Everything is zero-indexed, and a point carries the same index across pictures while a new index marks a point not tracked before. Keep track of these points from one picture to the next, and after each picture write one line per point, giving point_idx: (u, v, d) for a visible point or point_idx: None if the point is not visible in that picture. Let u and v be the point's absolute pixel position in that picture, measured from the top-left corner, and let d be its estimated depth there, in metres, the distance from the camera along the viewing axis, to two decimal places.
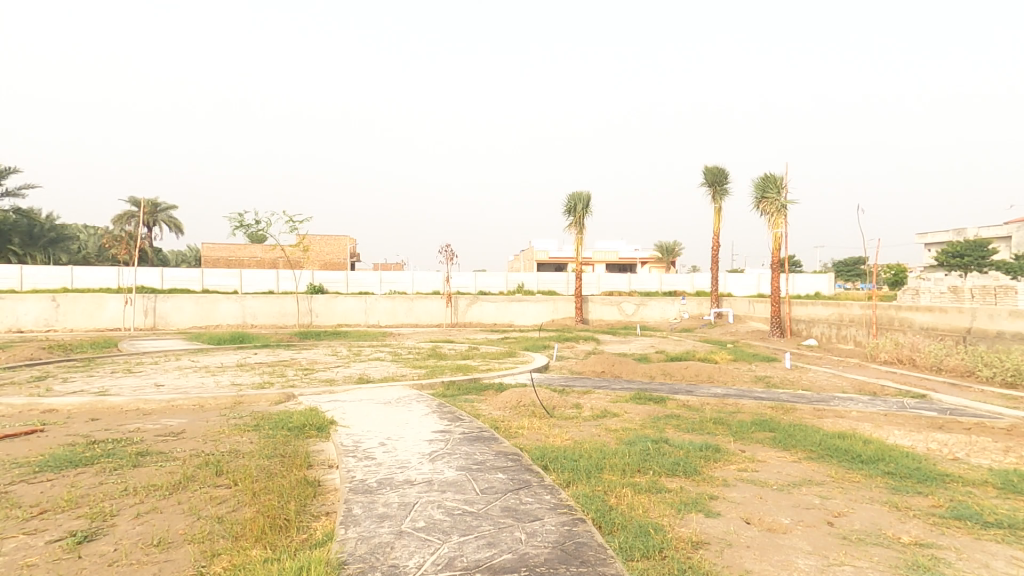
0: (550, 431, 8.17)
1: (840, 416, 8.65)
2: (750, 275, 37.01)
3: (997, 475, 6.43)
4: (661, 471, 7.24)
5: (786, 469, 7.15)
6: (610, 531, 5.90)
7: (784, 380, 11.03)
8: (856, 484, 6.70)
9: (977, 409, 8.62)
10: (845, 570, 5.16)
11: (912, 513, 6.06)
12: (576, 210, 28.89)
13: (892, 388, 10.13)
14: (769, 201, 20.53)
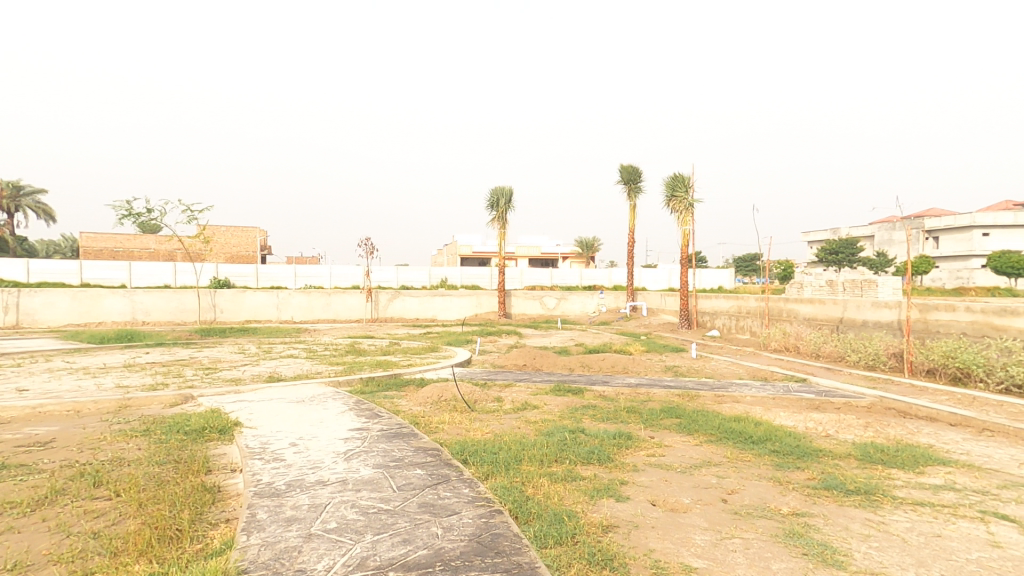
0: (471, 425, 8.21)
1: (736, 401, 9.37)
2: (664, 270, 39.80)
3: (858, 448, 7.27)
4: (576, 460, 7.48)
5: (689, 453, 7.63)
6: (526, 520, 6.00)
7: (690, 369, 11.83)
8: (747, 463, 7.28)
9: (845, 390, 9.67)
10: (734, 542, 5.61)
11: (791, 486, 6.69)
12: (499, 206, 29.09)
13: (780, 373, 11.16)
14: (678, 200, 21.67)
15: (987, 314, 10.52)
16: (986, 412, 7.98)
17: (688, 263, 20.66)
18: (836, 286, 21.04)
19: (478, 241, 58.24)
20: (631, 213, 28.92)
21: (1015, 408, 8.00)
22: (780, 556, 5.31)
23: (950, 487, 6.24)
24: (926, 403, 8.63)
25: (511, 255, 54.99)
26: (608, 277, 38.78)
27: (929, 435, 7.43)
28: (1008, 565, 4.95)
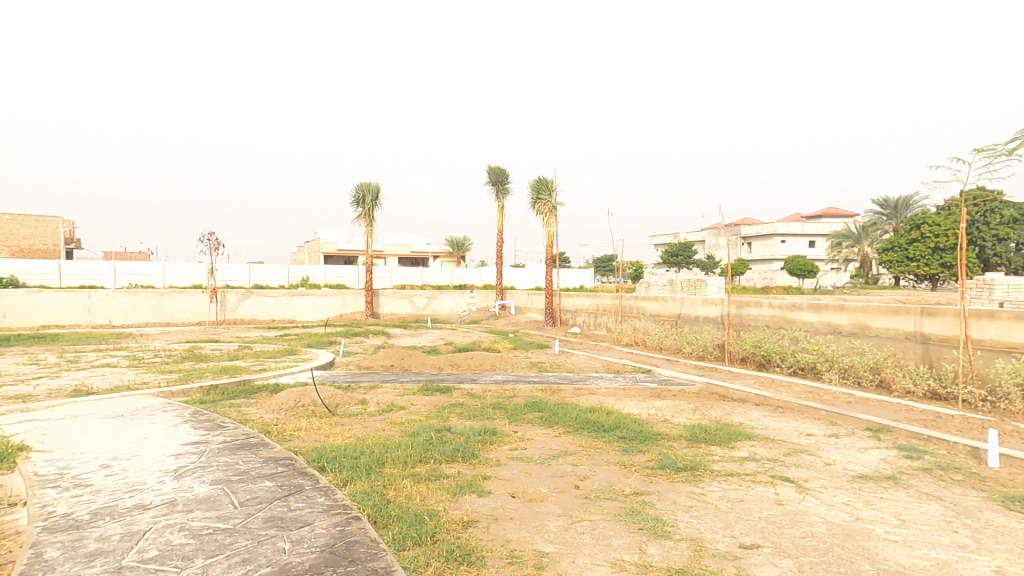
0: (331, 430, 7.85)
1: (592, 393, 10.11)
2: (529, 271, 42.07)
3: (688, 429, 8.20)
4: (441, 459, 7.46)
5: (548, 444, 8.01)
6: (385, 524, 5.80)
7: (553, 365, 12.52)
8: (599, 450, 7.84)
9: (680, 377, 10.97)
10: (583, 524, 6.01)
11: (634, 468, 7.34)
12: (365, 202, 28.13)
13: (630, 365, 12.26)
14: (543, 202, 22.50)
15: (783, 309, 11.75)
16: (780, 392, 9.52)
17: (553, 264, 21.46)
18: (675, 285, 23.57)
19: (340, 238, 55.03)
20: (499, 213, 29.32)
21: (799, 387, 9.58)
22: (620, 533, 5.79)
23: (752, 457, 7.34)
24: (742, 386, 10.06)
25: (379, 253, 53.78)
26: (478, 277, 39.71)
27: (741, 415, 8.65)
28: (787, 518, 5.98)
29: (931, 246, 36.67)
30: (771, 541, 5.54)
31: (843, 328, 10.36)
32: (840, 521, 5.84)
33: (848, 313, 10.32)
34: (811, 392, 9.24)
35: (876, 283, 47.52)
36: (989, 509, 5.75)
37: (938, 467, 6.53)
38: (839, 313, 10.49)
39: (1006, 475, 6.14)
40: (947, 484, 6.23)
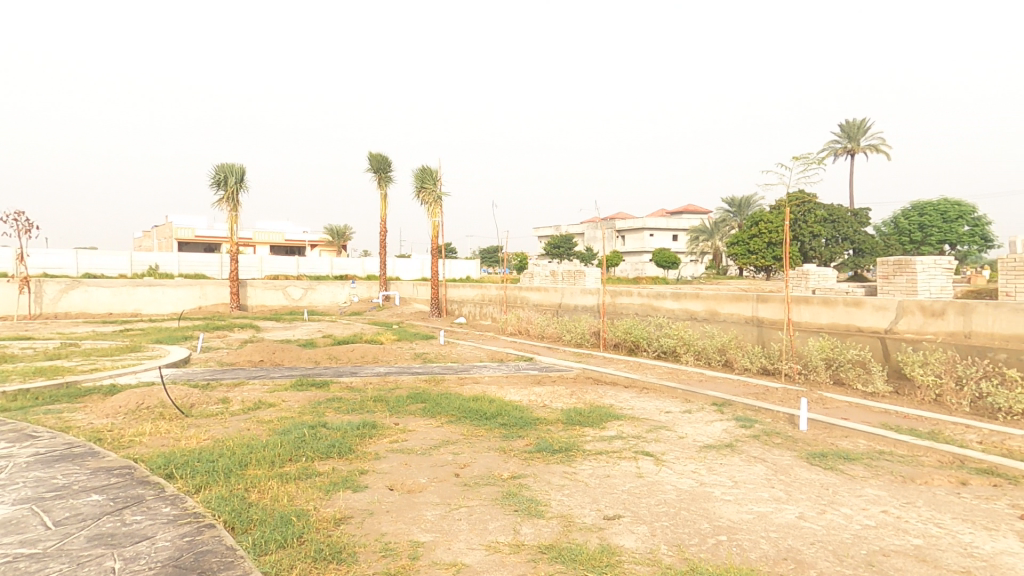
0: (183, 433, 7.19)
1: (476, 381, 10.32)
2: (415, 261, 41.93)
3: (565, 413, 8.62)
4: (314, 456, 7.10)
5: (430, 435, 7.98)
6: (245, 530, 5.34)
7: (438, 355, 12.53)
8: (480, 437, 7.98)
9: (560, 364, 11.53)
10: (460, 511, 6.07)
11: (512, 453, 7.57)
12: (228, 183, 26.04)
13: (514, 354, 12.63)
14: (427, 191, 22.01)
15: (651, 298, 12.88)
16: (645, 374, 10.39)
17: (439, 254, 21.07)
18: (556, 275, 23.88)
19: (199, 225, 49.95)
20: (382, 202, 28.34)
21: (662, 369, 10.53)
22: (496, 516, 5.94)
23: (619, 436, 7.90)
24: (614, 370, 10.83)
25: (247, 240, 49.90)
26: (360, 266, 38.93)
27: (611, 397, 9.28)
28: (645, 488, 6.53)
29: (766, 241, 42.08)
30: (631, 511, 6.03)
31: (698, 314, 11.59)
32: (688, 487, 6.50)
33: (702, 300, 11.54)
34: (671, 372, 10.21)
35: (724, 273, 54.89)
36: (798, 466, 6.77)
37: (764, 433, 7.52)
38: (695, 301, 11.69)
39: (811, 435, 7.29)
40: (770, 447, 7.20)
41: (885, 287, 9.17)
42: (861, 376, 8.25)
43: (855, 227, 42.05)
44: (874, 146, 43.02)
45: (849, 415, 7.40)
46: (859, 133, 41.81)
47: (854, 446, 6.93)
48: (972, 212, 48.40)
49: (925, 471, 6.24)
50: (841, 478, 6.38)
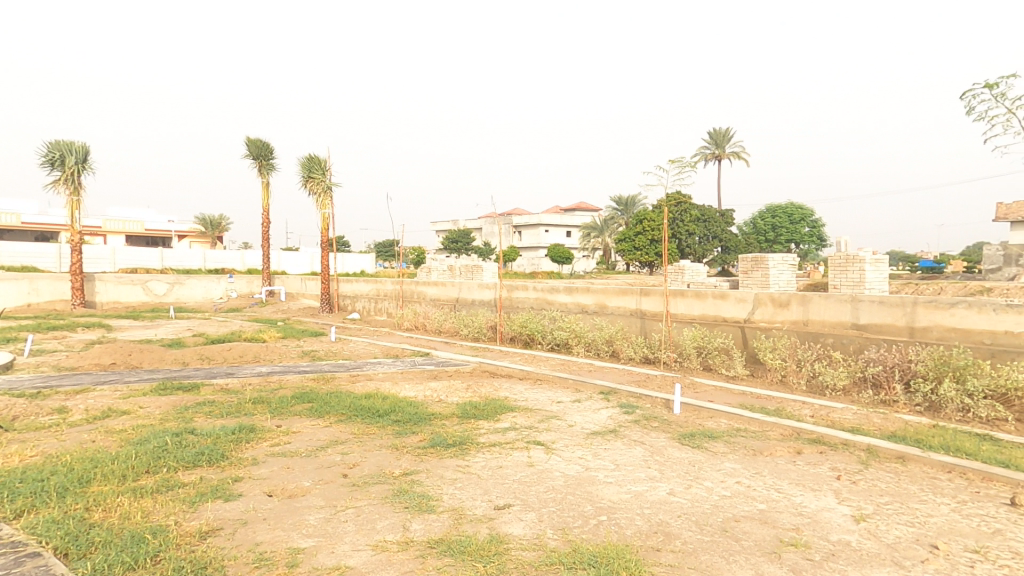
0: (3, 451, 6.22)
1: (370, 377, 10.07)
2: (303, 254, 40.55)
3: (460, 408, 8.63)
4: (177, 465, 6.43)
5: (317, 436, 7.62)
6: (84, 555, 4.66)
7: (329, 352, 12.13)
8: (371, 435, 7.75)
9: (456, 358, 11.57)
10: (347, 512, 5.83)
11: (405, 449, 7.44)
12: (66, 162, 23.06)
13: (410, 349, 12.46)
14: (315, 181, 20.98)
15: (544, 292, 13.36)
16: (539, 366, 10.75)
17: (330, 247, 20.12)
18: (454, 271, 19.35)
19: (23, 211, 43.50)
20: (263, 191, 26.40)
21: (555, 361, 10.94)
22: (385, 515, 5.79)
23: (512, 427, 8.07)
24: (509, 363, 11.08)
25: (91, 230, 44.98)
26: (240, 260, 37.04)
27: (506, 389, 9.47)
28: (534, 476, 6.73)
29: (649, 238, 45.48)
30: (521, 499, 6.19)
31: (589, 308, 12.24)
32: (574, 473, 6.80)
33: (592, 294, 12.20)
34: (563, 364, 10.65)
35: (613, 268, 59.34)
36: (671, 446, 7.34)
37: (643, 418, 8.08)
38: (586, 295, 12.33)
39: (682, 418, 7.93)
40: (648, 430, 7.74)
41: (744, 280, 10.30)
42: (725, 361, 9.14)
43: (722, 227, 46.61)
44: (737, 153, 47.78)
45: (714, 398, 8.15)
46: (724, 141, 46.49)
47: (716, 425, 7.66)
48: (811, 216, 57.38)
49: (771, 444, 7.04)
50: (706, 455, 7.01)
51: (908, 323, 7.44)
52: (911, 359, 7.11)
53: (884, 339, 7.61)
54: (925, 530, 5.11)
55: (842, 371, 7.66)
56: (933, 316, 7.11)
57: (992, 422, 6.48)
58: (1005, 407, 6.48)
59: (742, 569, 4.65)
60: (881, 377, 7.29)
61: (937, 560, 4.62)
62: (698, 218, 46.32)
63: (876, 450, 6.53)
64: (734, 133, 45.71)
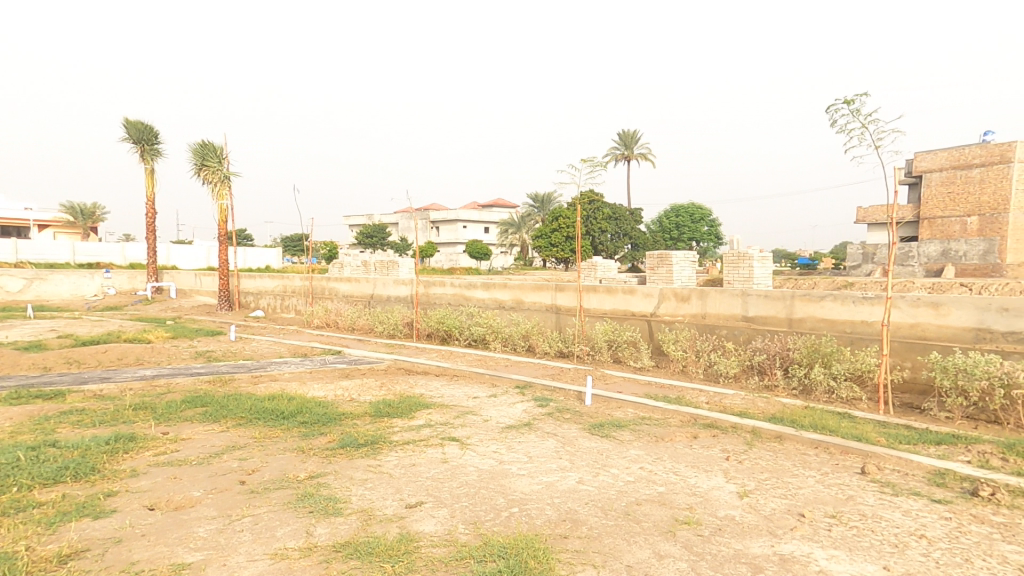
0: None
1: (274, 378, 9.57)
2: (199, 249, 38.41)
3: (374, 406, 8.41)
4: (32, 483, 5.69)
5: (211, 442, 7.10)
6: None
7: (227, 352, 11.45)
8: (274, 438, 7.34)
9: (370, 356, 11.31)
10: (243, 521, 5.45)
11: (312, 452, 7.11)
12: None
13: (319, 348, 12.03)
14: (211, 169, 19.68)
15: (462, 288, 13.40)
16: (456, 362, 10.76)
17: (229, 241, 19.04)
18: (369, 267, 18.54)
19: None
20: (147, 178, 24.27)
21: (472, 357, 11.01)
22: (287, 521, 5.49)
23: (427, 424, 8.00)
24: (426, 360, 11.00)
25: None
26: (121, 253, 33.83)
27: (422, 386, 9.38)
28: (447, 472, 6.69)
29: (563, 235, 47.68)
30: (433, 496, 6.13)
31: (506, 303, 12.44)
32: (488, 467, 6.85)
33: (510, 290, 12.41)
34: (480, 360, 10.74)
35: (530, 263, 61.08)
36: (582, 436, 7.61)
37: (557, 410, 8.33)
38: (503, 291, 12.52)
39: (593, 409, 8.24)
40: (561, 422, 7.97)
41: (651, 276, 10.92)
42: (633, 353, 9.64)
43: (631, 225, 49.67)
44: (641, 154, 50.42)
45: (622, 389, 8.54)
46: (631, 142, 49.27)
47: (624, 414, 8.04)
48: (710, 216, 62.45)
49: (671, 430, 7.49)
50: (613, 444, 7.32)
51: (787, 315, 8.26)
52: (789, 347, 7.87)
53: (768, 330, 8.39)
54: (795, 501, 5.65)
55: (732, 360, 8.30)
56: (808, 309, 7.92)
57: (850, 402, 7.35)
58: (861, 387, 7.38)
59: (641, 549, 4.90)
60: (765, 365, 7.99)
61: (803, 527, 5.15)
62: (610, 215, 49.09)
63: (759, 431, 7.14)
64: (641, 136, 48.55)
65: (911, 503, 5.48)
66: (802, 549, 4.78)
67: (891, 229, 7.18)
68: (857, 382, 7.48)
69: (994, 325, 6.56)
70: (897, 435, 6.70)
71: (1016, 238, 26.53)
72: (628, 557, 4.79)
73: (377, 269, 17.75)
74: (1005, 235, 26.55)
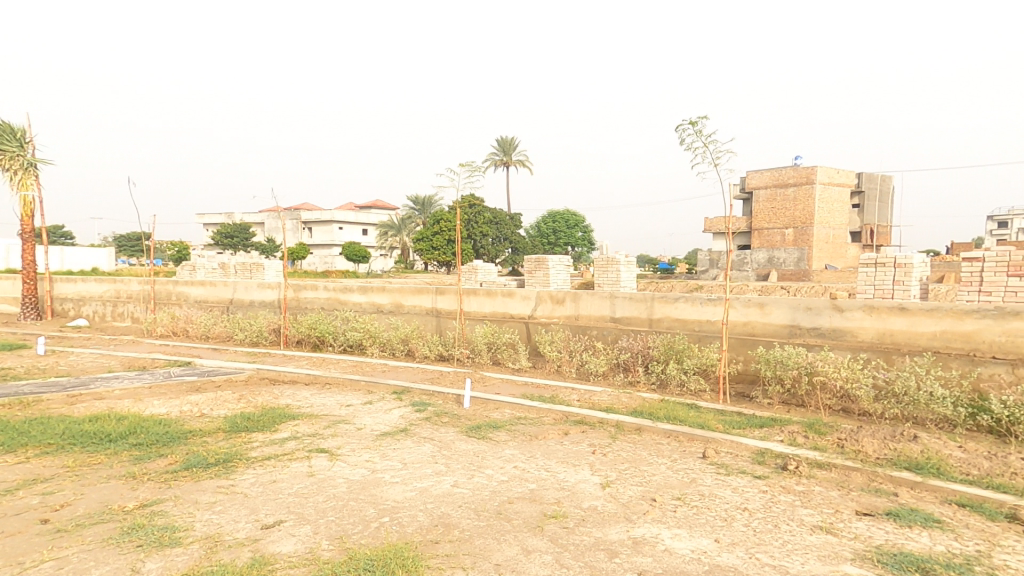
0: None
1: (98, 398, 8.38)
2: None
3: (228, 421, 7.74)
4: None
5: (1, 478, 5.95)
6: None
7: (33, 370, 9.79)
8: (95, 466, 6.38)
9: (227, 366, 10.41)
10: (42, 568, 4.55)
11: (145, 477, 6.23)
12: None
13: (161, 360, 10.84)
14: (8, 154, 16.85)
15: (337, 292, 12.95)
16: (329, 369, 10.32)
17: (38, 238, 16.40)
18: (228, 269, 16.94)
19: None
20: None
21: (346, 363, 10.68)
22: (105, 560, 4.68)
23: (293, 437, 7.51)
24: (294, 368, 10.44)
25: None
26: None
27: (288, 396, 8.84)
28: (314, 487, 6.25)
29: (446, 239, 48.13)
30: (295, 513, 5.67)
31: (384, 307, 12.27)
32: (359, 477, 6.52)
33: (388, 294, 12.21)
34: (355, 366, 10.45)
35: (411, 265, 61.35)
36: (459, 439, 7.61)
37: (435, 414, 8.30)
38: (381, 295, 12.31)
39: (471, 411, 8.34)
40: (438, 426, 7.93)
41: (529, 280, 11.47)
42: (511, 355, 9.99)
43: (512, 228, 51.90)
44: (520, 162, 52.86)
45: (499, 390, 8.79)
46: (512, 149, 51.46)
47: (501, 415, 8.22)
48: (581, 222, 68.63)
49: (544, 428, 7.77)
50: (489, 445, 7.40)
51: (648, 315, 9.13)
52: (649, 346, 8.67)
53: (632, 330, 9.20)
54: (649, 487, 6.11)
55: (602, 358, 8.98)
56: (665, 309, 8.81)
57: (697, 393, 8.17)
58: (707, 380, 8.25)
59: (510, 547, 4.96)
60: (629, 362, 8.76)
61: (654, 510, 5.57)
62: (490, 219, 50.64)
63: (622, 425, 7.64)
64: (518, 143, 50.86)
65: (739, 480, 6.18)
66: (652, 531, 5.17)
67: (729, 238, 8.10)
68: (703, 375, 8.37)
69: (803, 321, 7.79)
70: (732, 421, 7.55)
71: (818, 248, 31.90)
72: (498, 555, 4.81)
73: (239, 271, 16.39)
74: (811, 245, 31.83)
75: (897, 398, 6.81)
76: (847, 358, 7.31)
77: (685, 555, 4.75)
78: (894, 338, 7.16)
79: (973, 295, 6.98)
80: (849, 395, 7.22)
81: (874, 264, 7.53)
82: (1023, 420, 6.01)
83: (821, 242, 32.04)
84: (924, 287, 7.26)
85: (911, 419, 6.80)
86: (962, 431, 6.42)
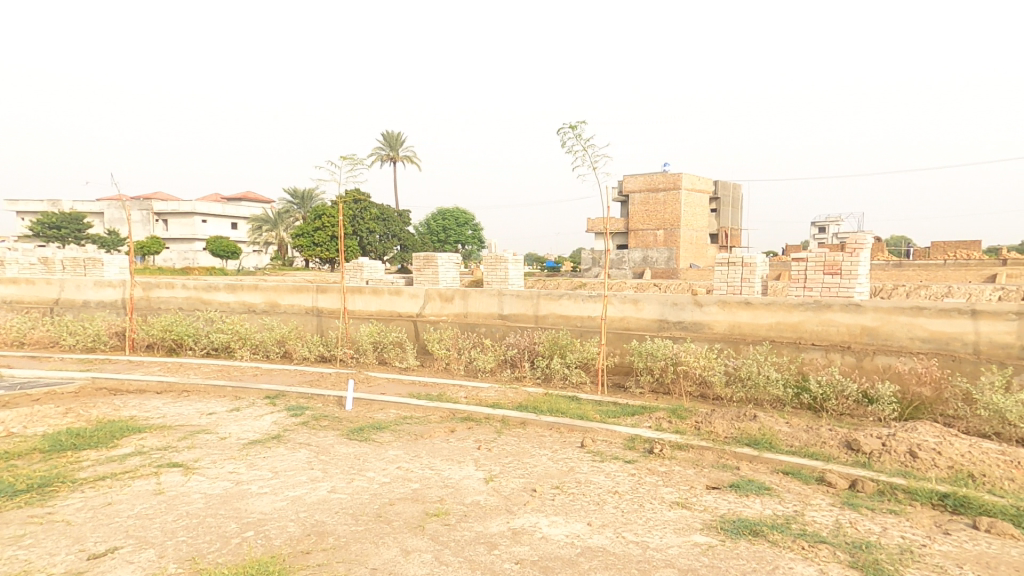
0: None
1: None
2: None
3: (47, 440, 6.74)
4: None
5: None
6: None
7: None
8: None
9: (51, 378, 9.03)
10: None
11: None
12: None
13: None
14: None
15: (199, 290, 11.95)
16: (188, 375, 9.42)
17: None
18: (52, 265, 14.84)
19: None
20: None
21: (208, 368, 9.85)
22: None
23: (137, 453, 6.70)
24: (143, 374, 9.40)
25: None
26: None
27: (134, 408, 7.90)
28: (161, 506, 5.56)
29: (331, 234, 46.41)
30: (136, 537, 5.00)
31: (257, 307, 11.56)
32: (220, 490, 5.94)
33: (261, 293, 11.55)
34: (220, 370, 9.65)
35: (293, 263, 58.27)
36: (339, 443, 7.27)
37: (313, 419, 7.89)
38: (253, 293, 11.59)
39: (353, 413, 8.08)
40: (316, 431, 7.55)
41: (418, 279, 11.45)
42: (398, 355, 9.73)
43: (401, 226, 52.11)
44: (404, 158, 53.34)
45: (384, 390, 8.65)
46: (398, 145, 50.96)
47: (386, 415, 8.03)
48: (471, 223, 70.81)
49: (431, 427, 7.70)
50: (372, 447, 7.15)
51: (535, 313, 9.53)
52: (535, 342, 9.07)
53: (518, 327, 9.57)
54: (530, 478, 6.26)
55: (490, 355, 9.21)
56: (550, 306, 9.28)
57: (579, 386, 8.56)
58: (587, 373, 8.71)
59: (388, 549, 4.78)
60: (516, 358, 9.12)
61: (534, 500, 5.72)
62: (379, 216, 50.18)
63: (507, 420, 7.80)
64: (403, 141, 50.76)
65: (612, 465, 6.55)
66: (531, 521, 5.28)
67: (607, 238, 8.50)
68: (584, 368, 8.83)
69: (670, 316, 8.55)
70: (607, 411, 8.00)
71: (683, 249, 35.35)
72: (375, 559, 4.62)
73: (70, 267, 14.37)
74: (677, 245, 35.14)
75: (742, 382, 7.66)
76: (705, 349, 8.10)
77: (560, 540, 4.91)
78: (741, 329, 8.08)
79: (800, 291, 8.09)
80: (705, 381, 7.97)
81: (727, 263, 8.50)
82: (834, 396, 7.07)
83: (687, 242, 35.40)
84: (763, 284, 8.28)
85: (753, 401, 7.66)
86: (789, 409, 7.34)
